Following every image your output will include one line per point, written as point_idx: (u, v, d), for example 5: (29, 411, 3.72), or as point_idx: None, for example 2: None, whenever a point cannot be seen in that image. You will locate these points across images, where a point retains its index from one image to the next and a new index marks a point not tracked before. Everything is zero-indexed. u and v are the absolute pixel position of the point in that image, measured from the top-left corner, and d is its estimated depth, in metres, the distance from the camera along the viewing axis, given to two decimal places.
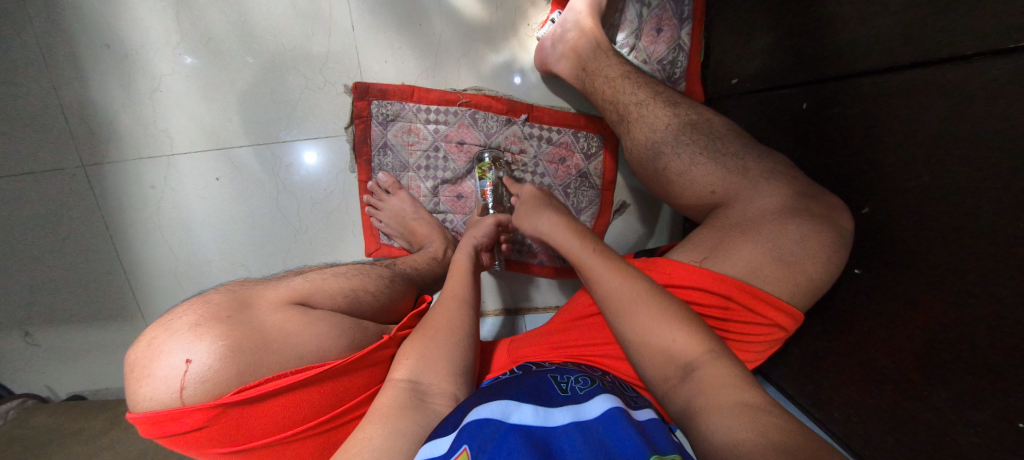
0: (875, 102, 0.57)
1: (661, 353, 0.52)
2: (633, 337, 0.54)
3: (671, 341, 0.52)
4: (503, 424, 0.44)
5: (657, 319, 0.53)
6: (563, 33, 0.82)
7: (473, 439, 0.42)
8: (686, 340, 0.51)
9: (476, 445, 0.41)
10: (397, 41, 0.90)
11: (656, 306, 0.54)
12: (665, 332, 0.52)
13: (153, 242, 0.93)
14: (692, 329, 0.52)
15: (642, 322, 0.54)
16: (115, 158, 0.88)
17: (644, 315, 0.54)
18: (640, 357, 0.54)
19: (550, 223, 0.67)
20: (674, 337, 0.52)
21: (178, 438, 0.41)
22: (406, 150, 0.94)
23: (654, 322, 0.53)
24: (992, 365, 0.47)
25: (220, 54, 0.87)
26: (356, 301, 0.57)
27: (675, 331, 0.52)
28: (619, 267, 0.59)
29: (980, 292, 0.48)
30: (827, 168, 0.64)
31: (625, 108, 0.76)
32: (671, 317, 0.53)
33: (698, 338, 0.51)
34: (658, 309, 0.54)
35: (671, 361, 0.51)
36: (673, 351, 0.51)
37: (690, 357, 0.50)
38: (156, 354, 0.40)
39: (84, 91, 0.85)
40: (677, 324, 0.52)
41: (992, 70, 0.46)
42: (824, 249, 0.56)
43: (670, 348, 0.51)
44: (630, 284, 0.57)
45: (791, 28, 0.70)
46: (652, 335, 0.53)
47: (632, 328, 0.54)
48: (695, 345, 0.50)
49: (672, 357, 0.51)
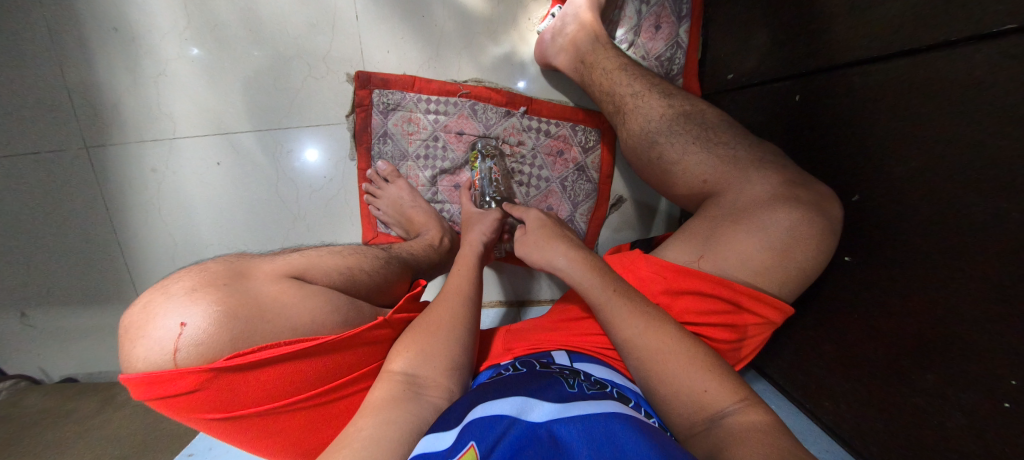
0: (867, 92, 0.58)
1: (690, 401, 0.51)
2: (663, 385, 0.53)
3: (701, 391, 0.51)
4: (518, 421, 0.45)
5: (689, 365, 0.53)
6: (562, 26, 0.83)
7: (481, 437, 0.43)
8: (718, 388, 0.51)
9: (485, 444, 0.42)
10: (400, 32, 0.92)
11: (684, 350, 0.54)
12: (698, 380, 0.51)
13: (153, 225, 0.94)
14: (720, 375, 0.52)
15: (673, 368, 0.53)
16: (118, 140, 0.89)
17: (673, 362, 0.53)
18: (667, 404, 0.52)
19: (567, 259, 0.67)
20: (704, 384, 0.51)
21: (171, 402, 0.42)
22: (406, 139, 0.95)
23: (684, 366, 0.53)
24: (978, 350, 0.48)
25: (225, 40, 0.89)
26: (352, 279, 0.58)
27: (707, 379, 0.51)
28: (642, 308, 0.58)
29: (967, 278, 0.48)
30: (819, 160, 0.65)
31: (622, 99, 0.77)
32: (701, 365, 0.53)
33: (729, 387, 0.51)
34: (687, 353, 0.54)
35: (698, 404, 0.50)
36: (702, 400, 0.50)
37: (718, 397, 0.50)
38: (151, 317, 0.40)
39: (90, 74, 0.86)
40: (707, 372, 0.52)
41: (977, 56, 0.47)
42: (815, 235, 0.56)
43: (699, 387, 0.51)
44: (660, 330, 0.56)
45: (785, 23, 0.71)
46: (676, 365, 0.53)
47: (662, 373, 0.53)
48: (727, 392, 0.51)
49: (702, 406, 0.50)
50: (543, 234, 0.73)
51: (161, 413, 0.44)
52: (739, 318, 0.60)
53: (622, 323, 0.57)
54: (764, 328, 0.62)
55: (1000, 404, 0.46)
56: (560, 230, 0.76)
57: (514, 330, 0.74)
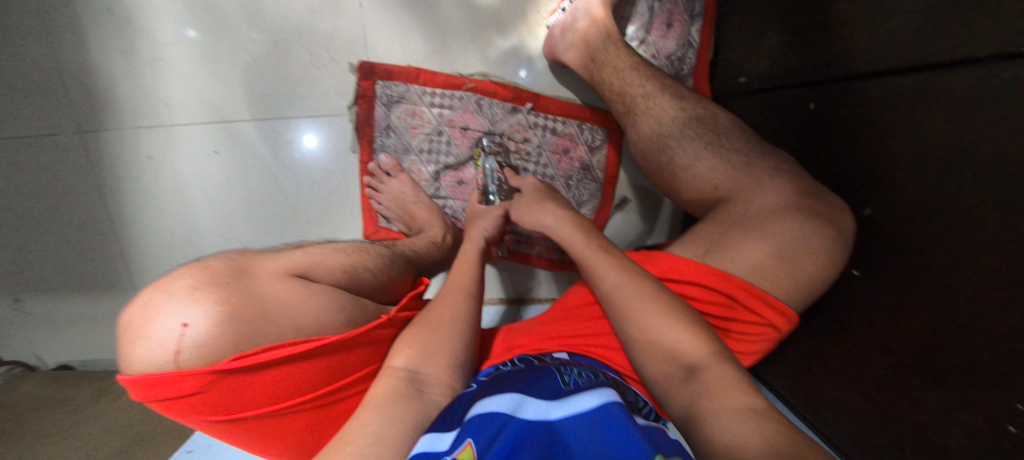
0: (884, 103, 0.57)
1: (666, 353, 0.52)
2: (638, 330, 0.54)
3: (675, 340, 0.52)
4: (511, 420, 0.45)
5: (663, 314, 0.53)
6: (573, 22, 0.82)
7: (478, 434, 0.43)
8: (691, 340, 0.51)
9: (482, 442, 0.42)
10: (406, 22, 0.89)
11: (660, 299, 0.54)
12: (669, 326, 0.52)
13: (150, 213, 0.92)
14: (695, 326, 0.52)
15: (647, 311, 0.54)
16: (112, 126, 0.87)
17: (647, 308, 0.54)
18: (642, 352, 0.54)
19: (554, 216, 0.69)
20: (679, 336, 0.52)
21: (173, 403, 0.41)
22: (410, 133, 0.93)
23: (661, 320, 0.53)
24: (985, 369, 0.47)
25: (225, 25, 0.86)
26: (356, 278, 0.57)
27: (681, 329, 0.52)
28: (621, 263, 0.59)
29: (977, 296, 0.48)
30: (832, 169, 0.65)
31: (633, 100, 0.75)
32: (674, 313, 0.53)
33: (703, 340, 0.51)
34: (661, 302, 0.54)
35: (672, 359, 0.51)
36: (675, 347, 0.51)
37: (694, 357, 0.50)
38: (152, 317, 0.39)
39: (83, 56, 0.83)
40: (682, 323, 0.53)
41: (1001, 74, 0.46)
42: (825, 246, 0.56)
43: (673, 346, 0.51)
44: (636, 278, 0.57)
45: (801, 28, 0.69)
46: (653, 325, 0.53)
47: (636, 318, 0.54)
48: (700, 346, 0.51)
49: (676, 356, 0.51)
50: (531, 196, 0.75)
51: (162, 412, 0.44)
52: (745, 317, 0.59)
53: (601, 272, 0.59)
54: (769, 335, 0.61)
55: (1003, 424, 0.46)
56: (552, 193, 0.76)
57: (516, 328, 0.74)
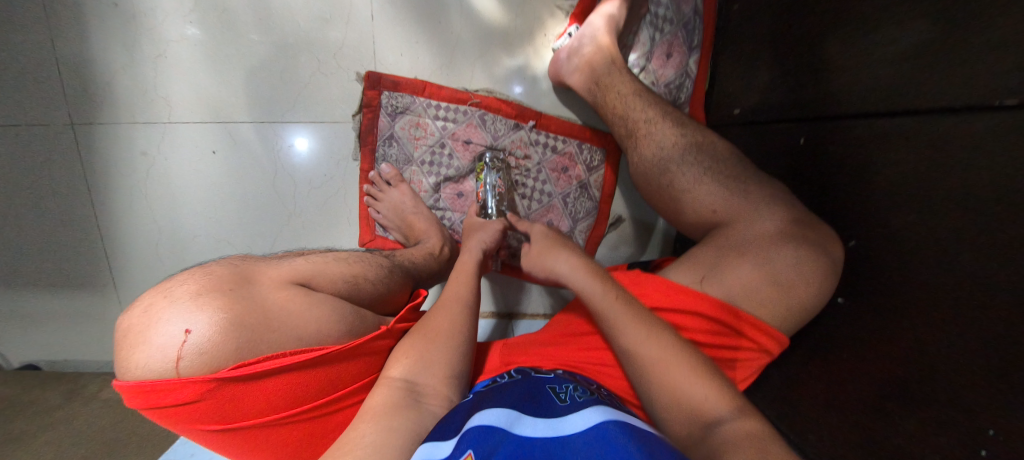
0: (870, 143, 0.61)
1: (690, 411, 0.51)
2: (664, 393, 0.53)
3: (700, 398, 0.51)
4: (506, 433, 0.45)
5: (688, 374, 0.53)
6: (579, 47, 0.85)
7: (478, 444, 0.42)
8: (716, 396, 0.51)
9: (482, 450, 0.41)
10: (415, 36, 0.91)
11: (685, 360, 0.54)
12: (696, 386, 0.52)
13: (138, 211, 0.90)
14: (719, 385, 0.52)
15: (673, 374, 0.53)
16: (107, 120, 0.85)
17: (673, 369, 0.53)
18: (666, 413, 0.53)
19: (570, 263, 0.68)
20: (703, 393, 0.51)
21: (169, 411, 0.40)
22: (412, 144, 0.94)
23: (686, 375, 0.52)
24: (959, 399, 0.50)
25: (232, 27, 0.86)
26: (357, 288, 0.57)
27: (704, 385, 0.51)
28: (642, 317, 0.58)
29: (953, 328, 0.51)
30: (821, 202, 0.68)
31: (634, 125, 0.78)
32: (699, 372, 0.53)
33: (725, 396, 0.51)
34: (686, 360, 0.53)
35: (697, 419, 0.50)
36: (702, 408, 0.50)
37: (719, 412, 0.50)
38: (154, 322, 0.39)
39: (83, 48, 0.82)
40: (705, 379, 0.52)
41: (978, 124, 0.50)
42: (815, 275, 0.59)
43: (701, 404, 0.51)
44: (657, 333, 0.56)
45: (793, 67, 0.74)
46: (677, 381, 0.52)
47: (661, 381, 0.53)
48: (723, 400, 0.51)
49: (701, 413, 0.50)
50: (544, 243, 0.73)
51: (154, 420, 0.43)
52: (737, 341, 0.61)
53: (623, 329, 0.57)
54: (758, 358, 0.63)
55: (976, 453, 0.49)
56: (564, 239, 0.75)
57: (511, 343, 0.74)
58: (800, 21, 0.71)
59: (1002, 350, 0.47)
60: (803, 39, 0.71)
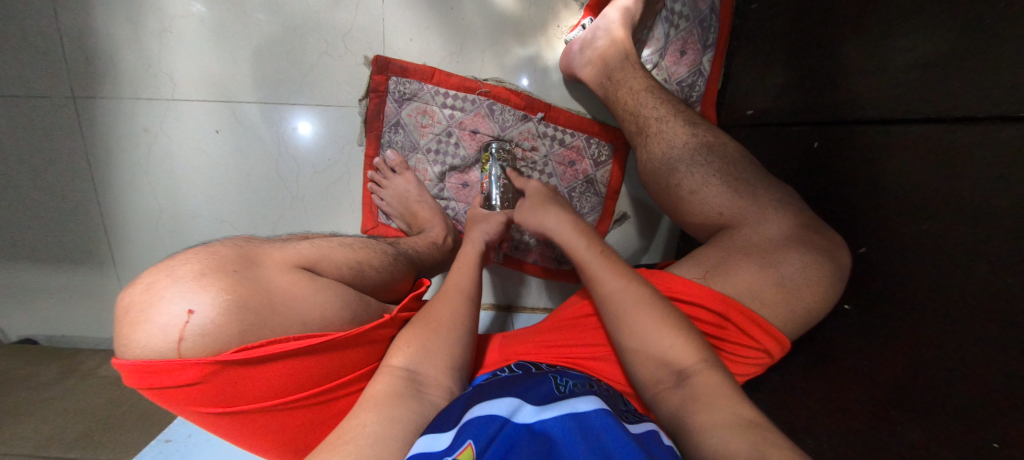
0: (886, 149, 0.60)
1: (656, 357, 0.53)
2: (632, 340, 0.55)
3: (668, 347, 0.53)
4: (508, 423, 0.44)
5: (658, 324, 0.54)
6: (593, 39, 0.84)
7: (478, 434, 0.42)
8: (682, 347, 0.52)
9: (481, 442, 0.41)
10: (425, 22, 0.89)
11: (657, 310, 0.55)
12: (665, 335, 0.53)
13: (139, 188, 0.89)
14: (692, 338, 0.53)
15: (644, 322, 0.54)
16: (109, 95, 0.84)
17: (645, 318, 0.54)
18: (634, 358, 0.55)
19: (558, 219, 0.68)
20: (672, 344, 0.52)
21: (170, 392, 0.40)
22: (418, 131, 0.93)
23: (654, 325, 0.54)
24: (960, 410, 0.50)
25: (240, 4, 0.84)
26: (361, 274, 0.56)
27: (674, 337, 0.53)
28: (622, 270, 0.59)
29: (960, 340, 0.50)
30: (832, 207, 0.68)
31: (646, 121, 0.77)
32: (670, 322, 0.54)
33: (693, 348, 0.52)
34: (658, 313, 0.54)
35: (662, 365, 0.53)
36: (669, 357, 0.52)
37: (685, 364, 0.52)
38: (156, 300, 0.38)
39: (86, 19, 0.80)
40: (676, 332, 0.53)
41: (999, 135, 0.49)
42: (822, 280, 0.58)
43: (665, 353, 0.53)
44: (635, 287, 0.57)
45: (809, 70, 0.73)
46: (648, 337, 0.54)
47: (633, 329, 0.55)
48: (690, 353, 0.52)
49: (666, 361, 0.52)
50: (537, 197, 0.74)
51: (154, 401, 0.42)
52: (740, 342, 0.61)
53: (600, 281, 0.59)
54: (761, 360, 0.63)
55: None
56: (557, 196, 0.74)
57: (512, 336, 0.73)
58: (819, 22, 0.70)
59: (1008, 364, 0.46)
60: (821, 40, 0.70)
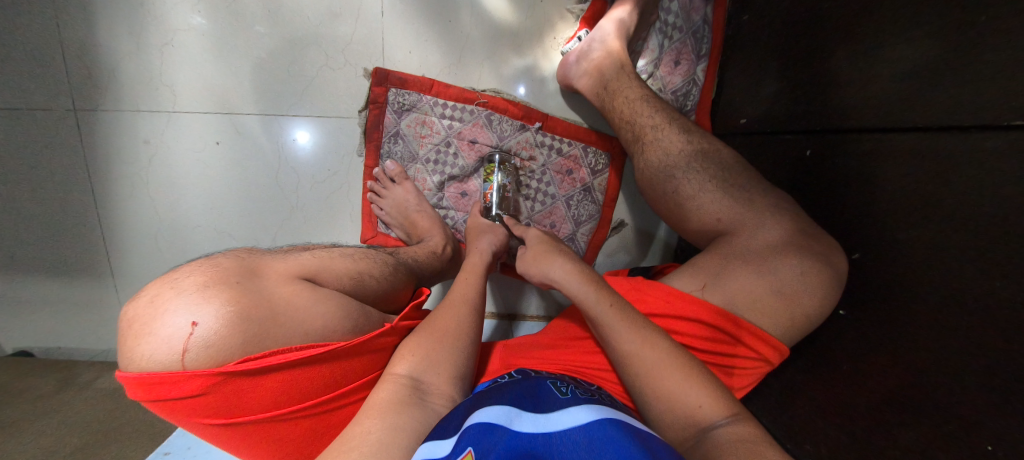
0: (877, 157, 0.61)
1: (684, 416, 0.52)
2: (658, 397, 0.54)
3: (695, 403, 0.52)
4: (506, 430, 0.44)
5: (682, 378, 0.54)
6: (589, 51, 0.85)
7: (479, 441, 0.42)
8: (710, 403, 0.52)
9: (482, 447, 0.41)
10: (424, 34, 0.91)
11: (679, 362, 0.55)
12: (693, 389, 0.53)
13: (138, 199, 0.89)
14: (716, 392, 0.53)
15: (668, 380, 0.54)
16: (110, 107, 0.85)
17: (668, 376, 0.54)
18: (661, 415, 0.54)
19: (563, 270, 0.68)
20: (698, 400, 0.52)
21: (174, 404, 0.40)
22: (417, 141, 0.94)
23: (680, 383, 0.53)
24: (959, 413, 0.50)
25: (241, 18, 0.85)
26: (362, 284, 0.57)
27: (699, 392, 0.52)
28: (638, 324, 0.58)
29: (951, 342, 0.52)
30: (825, 214, 0.69)
31: (641, 130, 0.78)
32: (692, 377, 0.54)
33: (720, 402, 0.52)
34: (681, 369, 0.54)
35: (691, 425, 0.51)
36: (696, 412, 0.52)
37: (714, 420, 0.51)
38: (160, 312, 0.38)
39: (88, 33, 0.81)
40: (700, 386, 0.53)
41: (986, 141, 0.50)
42: (817, 286, 0.59)
43: (694, 412, 0.52)
44: (650, 337, 0.57)
45: (800, 80, 0.74)
46: (675, 396, 0.53)
47: (660, 395, 0.54)
48: (719, 407, 0.52)
49: (694, 418, 0.51)
50: (538, 247, 0.74)
51: (155, 413, 0.42)
52: (735, 349, 0.62)
53: (618, 334, 0.58)
54: (760, 368, 0.63)
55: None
56: (561, 245, 0.75)
57: (512, 345, 0.73)
58: (809, 34, 0.72)
59: (997, 367, 0.48)
60: (812, 51, 0.72)
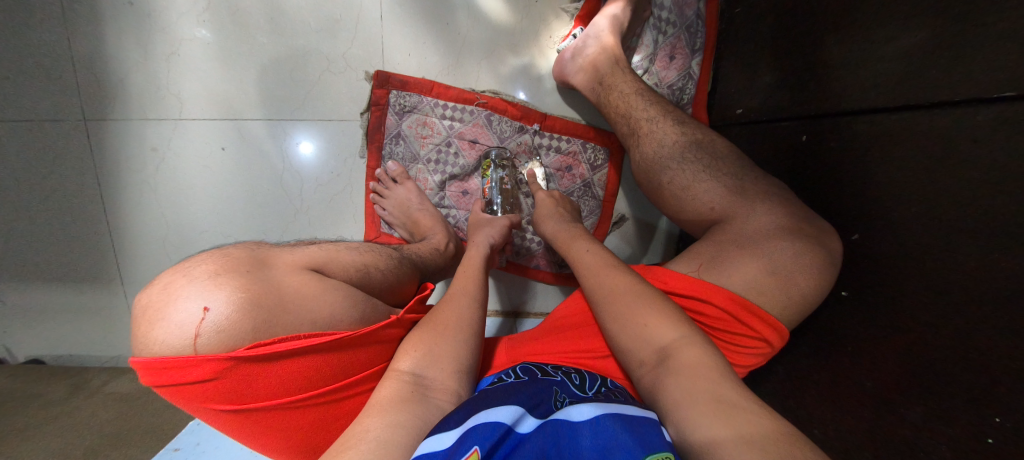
0: (872, 138, 0.62)
1: (639, 343, 0.55)
2: (615, 326, 0.58)
3: (643, 326, 0.56)
4: (510, 432, 0.44)
5: (633, 305, 0.58)
6: (584, 48, 0.87)
7: (484, 441, 0.42)
8: (660, 325, 0.55)
9: (487, 448, 0.42)
10: (423, 37, 0.93)
11: (631, 292, 0.59)
12: (640, 314, 0.56)
13: (146, 206, 0.91)
14: (668, 315, 0.56)
15: (621, 306, 0.58)
16: (119, 117, 0.87)
17: (622, 303, 0.59)
18: (622, 345, 0.57)
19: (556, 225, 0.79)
20: (650, 324, 0.55)
21: (185, 389, 0.41)
22: (419, 142, 0.96)
23: (632, 306, 0.58)
24: (964, 386, 0.51)
25: (244, 26, 0.87)
26: (367, 277, 0.58)
27: (649, 315, 0.56)
28: (606, 263, 0.66)
29: (954, 316, 0.52)
30: (823, 198, 0.70)
31: (637, 123, 0.80)
32: (646, 303, 0.57)
33: (672, 326, 0.54)
34: (635, 295, 0.59)
35: (644, 347, 0.55)
36: (648, 336, 0.55)
37: (664, 343, 0.53)
38: (173, 298, 0.39)
39: (98, 45, 0.84)
40: (651, 310, 0.56)
41: (977, 116, 0.51)
42: (816, 267, 0.60)
43: (644, 333, 0.55)
44: (613, 273, 0.63)
45: (793, 68, 0.76)
46: (629, 321, 0.57)
47: (613, 326, 0.58)
48: (669, 330, 0.54)
49: (647, 343, 0.55)
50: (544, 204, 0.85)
51: (167, 400, 0.43)
52: (742, 332, 0.61)
53: (585, 271, 0.66)
54: (762, 349, 0.63)
55: (981, 438, 0.49)
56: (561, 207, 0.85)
57: (517, 338, 0.73)
58: (800, 23, 0.73)
59: (1001, 337, 0.48)
60: (803, 40, 0.73)
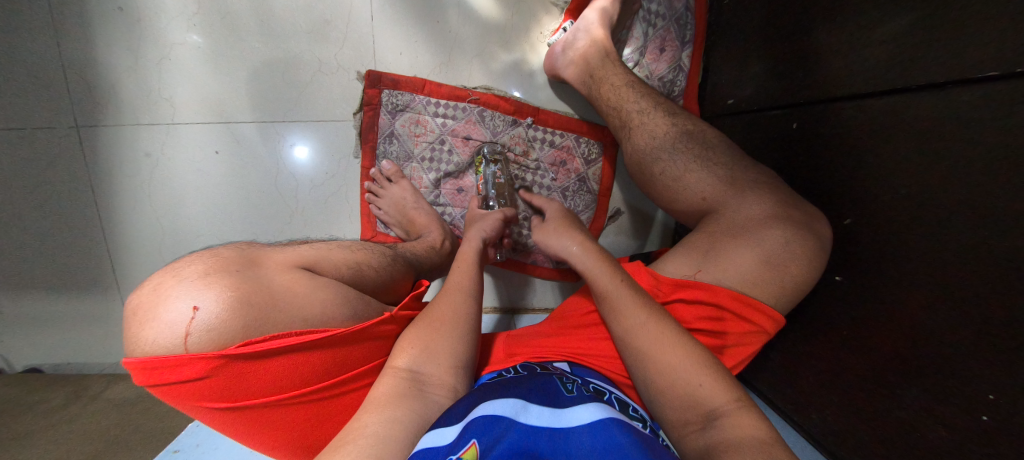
0: (860, 124, 0.62)
1: (686, 401, 0.51)
2: (659, 379, 0.53)
3: (697, 386, 0.51)
4: (514, 424, 0.44)
5: (684, 362, 0.52)
6: (573, 41, 0.87)
7: (483, 435, 0.42)
8: (712, 386, 0.50)
9: (486, 442, 0.41)
10: (413, 35, 0.93)
11: (680, 343, 0.54)
12: (694, 373, 0.51)
13: (142, 211, 0.91)
14: (718, 374, 0.52)
15: (672, 360, 0.53)
16: (111, 122, 0.87)
17: (671, 354, 0.53)
18: (664, 399, 0.53)
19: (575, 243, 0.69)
20: (700, 381, 0.51)
21: (180, 388, 0.41)
22: (412, 141, 0.96)
23: (682, 362, 0.52)
24: (962, 368, 0.51)
25: (234, 29, 0.87)
26: (360, 274, 0.58)
27: (703, 375, 0.51)
28: (643, 302, 0.58)
29: (948, 298, 0.52)
30: (815, 185, 0.70)
31: (628, 115, 0.80)
32: (696, 358, 0.53)
33: (723, 387, 0.51)
34: (687, 351, 0.53)
35: (692, 408, 0.50)
36: (699, 397, 0.50)
37: (715, 405, 0.49)
38: (163, 298, 0.39)
39: (87, 51, 0.84)
40: (703, 368, 0.52)
41: (963, 98, 0.51)
42: (809, 252, 0.60)
43: (695, 394, 0.51)
44: (655, 318, 0.57)
45: (783, 56, 0.75)
46: (678, 376, 0.52)
47: (661, 381, 0.53)
48: (721, 391, 0.50)
49: (697, 403, 0.50)
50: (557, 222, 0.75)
51: (163, 401, 0.43)
52: (738, 327, 0.61)
53: (622, 313, 0.58)
54: (757, 339, 0.63)
55: (978, 419, 0.50)
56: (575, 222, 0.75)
57: (514, 336, 0.73)
58: (788, 11, 0.73)
59: (995, 316, 0.48)
60: (793, 27, 0.73)
